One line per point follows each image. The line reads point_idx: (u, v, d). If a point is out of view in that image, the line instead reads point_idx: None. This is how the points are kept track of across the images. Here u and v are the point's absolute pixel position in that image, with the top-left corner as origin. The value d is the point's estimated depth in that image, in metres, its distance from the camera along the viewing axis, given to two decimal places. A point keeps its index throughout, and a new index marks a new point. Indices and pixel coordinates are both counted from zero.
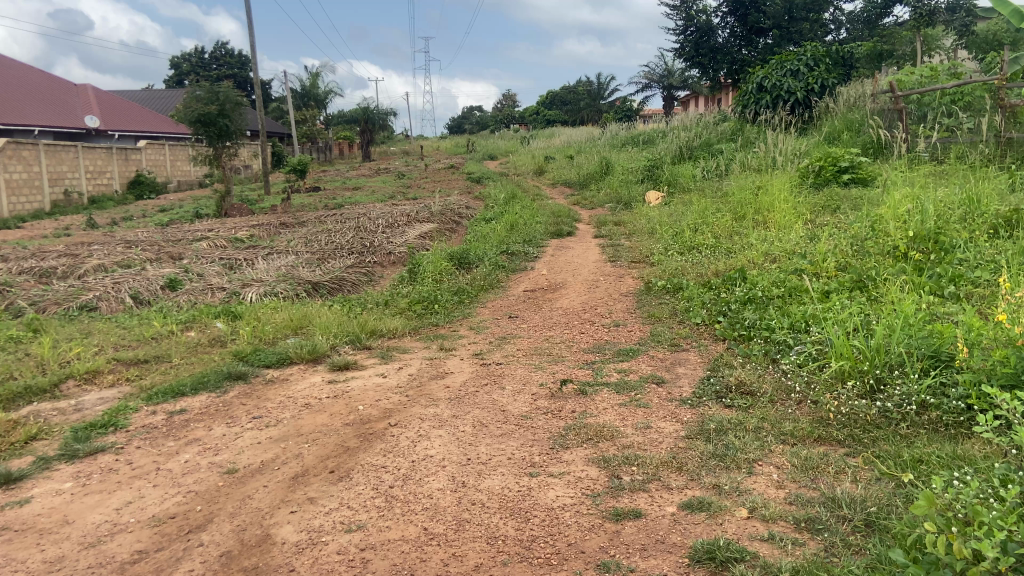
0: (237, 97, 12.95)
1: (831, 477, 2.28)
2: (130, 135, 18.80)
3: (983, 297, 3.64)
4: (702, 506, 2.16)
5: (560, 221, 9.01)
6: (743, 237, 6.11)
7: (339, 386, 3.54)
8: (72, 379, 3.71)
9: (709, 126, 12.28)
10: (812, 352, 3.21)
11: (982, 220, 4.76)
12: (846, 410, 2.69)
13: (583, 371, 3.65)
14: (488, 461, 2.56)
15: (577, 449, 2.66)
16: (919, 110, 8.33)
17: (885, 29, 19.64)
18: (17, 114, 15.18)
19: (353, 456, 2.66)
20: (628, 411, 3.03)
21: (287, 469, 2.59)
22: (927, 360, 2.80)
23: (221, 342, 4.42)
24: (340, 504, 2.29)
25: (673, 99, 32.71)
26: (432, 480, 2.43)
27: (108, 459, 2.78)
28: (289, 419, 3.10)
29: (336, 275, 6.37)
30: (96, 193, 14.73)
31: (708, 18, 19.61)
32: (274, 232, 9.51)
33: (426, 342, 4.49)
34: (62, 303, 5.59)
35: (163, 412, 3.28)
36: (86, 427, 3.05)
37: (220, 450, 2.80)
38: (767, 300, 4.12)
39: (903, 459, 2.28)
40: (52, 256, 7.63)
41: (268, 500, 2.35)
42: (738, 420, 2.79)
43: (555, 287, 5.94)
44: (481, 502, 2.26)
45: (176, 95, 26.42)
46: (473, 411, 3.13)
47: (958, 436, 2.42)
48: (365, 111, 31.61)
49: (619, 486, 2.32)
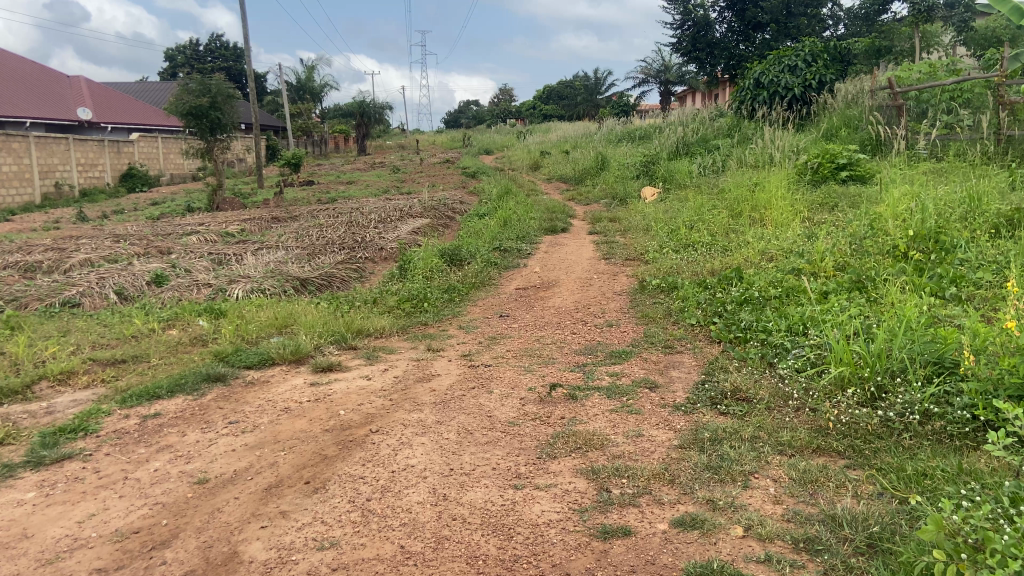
0: (229, 89, 12.73)
1: (831, 492, 2.18)
2: (121, 128, 18.65)
3: (986, 299, 3.54)
4: (695, 523, 2.04)
5: (554, 216, 8.90)
6: (739, 234, 5.99)
7: (321, 389, 3.41)
8: (46, 380, 3.57)
9: (706, 121, 12.14)
10: (811, 357, 3.10)
11: (983, 219, 4.65)
12: (846, 419, 2.60)
13: (574, 374, 3.55)
14: (471, 472, 2.45)
15: (566, 458, 2.54)
16: (919, 107, 8.16)
17: (884, 25, 19.52)
18: (8, 104, 14.93)
19: (330, 466, 2.53)
20: (619, 417, 2.93)
21: (261, 479, 2.46)
22: (930, 366, 2.70)
23: (202, 341, 4.27)
24: (314, 519, 2.16)
25: (669, 95, 32.67)
26: (411, 492, 2.31)
27: (75, 467, 2.65)
28: (266, 425, 2.97)
29: (325, 271, 6.23)
30: (87, 185, 14.51)
31: (705, 12, 19.44)
32: (264, 227, 9.35)
33: (413, 342, 4.38)
34: (44, 299, 5.44)
35: (136, 416, 3.14)
36: (55, 431, 2.91)
37: (193, 458, 2.68)
38: (764, 300, 4.00)
39: (907, 473, 2.18)
40: (38, 251, 7.46)
41: (237, 514, 2.22)
42: (734, 429, 2.67)
43: (548, 285, 5.82)
44: (463, 517, 2.14)
45: (169, 87, 26.14)
46: (459, 417, 3.02)
47: (963, 448, 2.33)
48: (360, 104, 31.38)
49: (607, 501, 2.21)
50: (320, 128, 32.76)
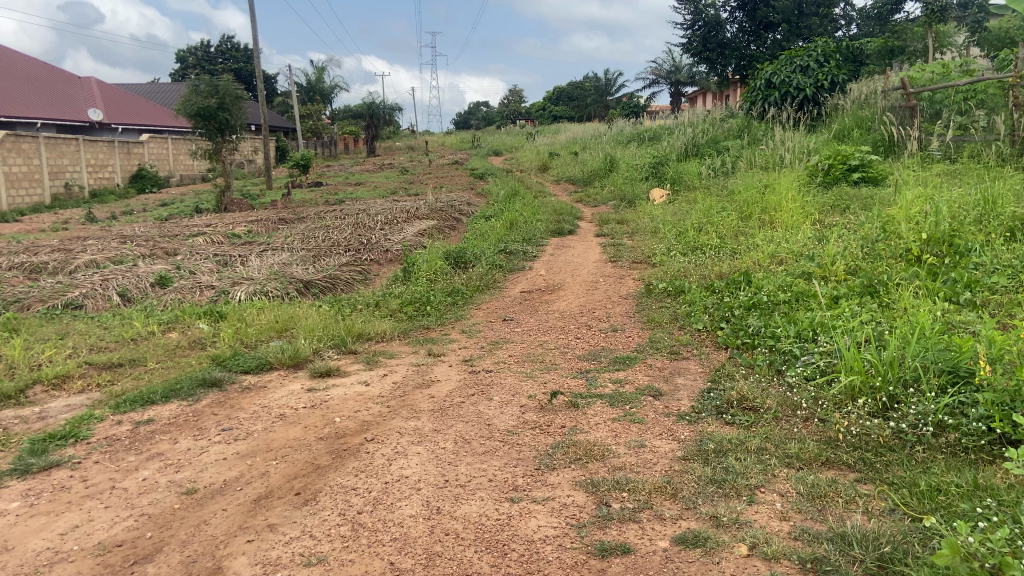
0: (237, 89, 12.69)
1: (840, 508, 2.08)
2: (132, 128, 18.75)
3: (1001, 304, 3.43)
4: (698, 540, 1.96)
5: (562, 218, 8.82)
6: (748, 237, 5.89)
7: (317, 395, 3.35)
8: (40, 385, 3.54)
9: (715, 123, 12.02)
10: (821, 365, 3.00)
11: (996, 221, 4.54)
12: (857, 431, 2.50)
13: (576, 381, 3.46)
14: (467, 484, 2.37)
15: (565, 470, 2.46)
16: (932, 108, 8.09)
17: (897, 25, 19.32)
18: (20, 105, 15.04)
19: (323, 476, 2.47)
20: (621, 427, 2.84)
21: (250, 490, 2.40)
22: (945, 375, 2.59)
23: (201, 344, 4.23)
24: (303, 533, 2.10)
25: (679, 96, 32.56)
26: (405, 506, 2.24)
27: (62, 476, 2.60)
28: (260, 433, 2.91)
29: (328, 274, 6.17)
30: (97, 186, 14.59)
31: (716, 12, 19.27)
32: (272, 228, 9.35)
33: (414, 347, 4.30)
34: (47, 301, 5.43)
35: (129, 422, 3.09)
36: (45, 438, 2.88)
37: (182, 467, 2.62)
38: (773, 305, 3.89)
39: (921, 488, 2.08)
40: (45, 252, 7.45)
41: (224, 527, 2.16)
42: (739, 440, 2.58)
43: (553, 289, 5.74)
44: (456, 532, 2.07)
45: (179, 89, 26.28)
46: (456, 425, 2.94)
47: (979, 461, 2.22)
48: (370, 105, 31.39)
49: (607, 516, 2.13)
50: (329, 129, 32.85)
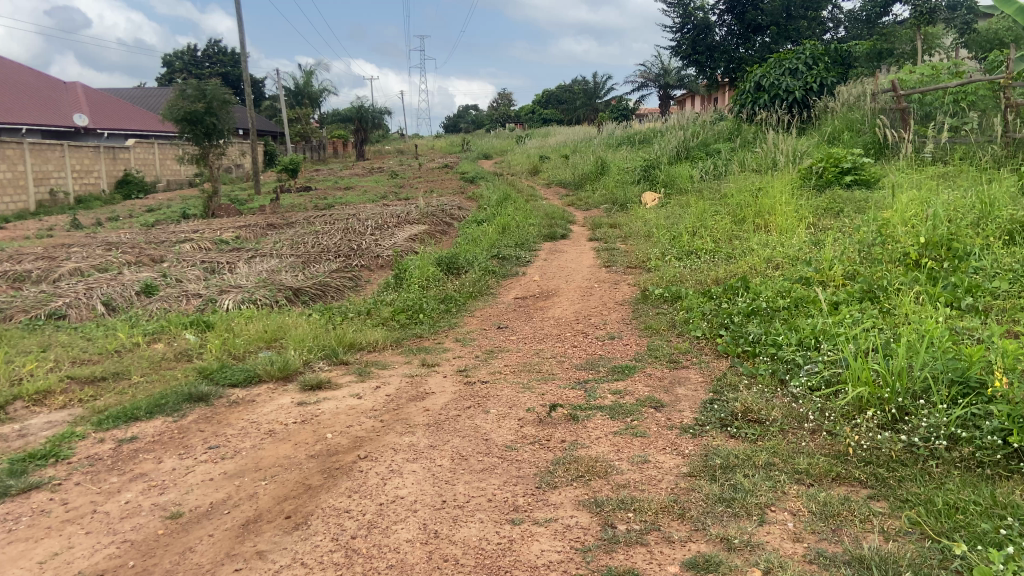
0: (224, 94, 12.53)
1: (856, 529, 2.00)
2: (119, 134, 18.44)
3: (1004, 310, 3.38)
4: (708, 565, 1.87)
5: (554, 222, 8.74)
6: (743, 241, 5.84)
7: (308, 410, 3.23)
8: (20, 401, 3.40)
9: (705, 126, 12.01)
10: (826, 375, 2.92)
11: (993, 225, 4.50)
12: (868, 444, 2.43)
13: (575, 392, 3.36)
14: (466, 505, 2.27)
15: (567, 489, 2.37)
16: (922, 109, 8.12)
17: (883, 28, 19.55)
18: (4, 112, 14.79)
19: (314, 498, 2.36)
20: (623, 441, 2.75)
21: (239, 513, 2.29)
22: (954, 386, 2.52)
23: (187, 356, 4.10)
24: (293, 561, 1.99)
25: (669, 99, 32.74)
26: (401, 530, 2.13)
27: (41, 499, 2.48)
28: (248, 451, 2.80)
29: (319, 281, 6.05)
30: (82, 192, 14.34)
31: (705, 15, 19.36)
32: (260, 233, 9.20)
33: (407, 357, 4.20)
34: (29, 311, 5.26)
35: (112, 441, 2.96)
36: (24, 458, 2.75)
37: (167, 489, 2.50)
38: (772, 312, 3.82)
39: (938, 506, 2.00)
40: (28, 260, 7.26)
41: (210, 554, 2.05)
42: (746, 455, 2.50)
43: (547, 295, 5.65)
44: (455, 558, 1.97)
45: (167, 93, 25.99)
46: (453, 440, 2.84)
47: (996, 477, 2.15)
48: (359, 108, 31.21)
49: (613, 539, 2.04)
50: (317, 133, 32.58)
